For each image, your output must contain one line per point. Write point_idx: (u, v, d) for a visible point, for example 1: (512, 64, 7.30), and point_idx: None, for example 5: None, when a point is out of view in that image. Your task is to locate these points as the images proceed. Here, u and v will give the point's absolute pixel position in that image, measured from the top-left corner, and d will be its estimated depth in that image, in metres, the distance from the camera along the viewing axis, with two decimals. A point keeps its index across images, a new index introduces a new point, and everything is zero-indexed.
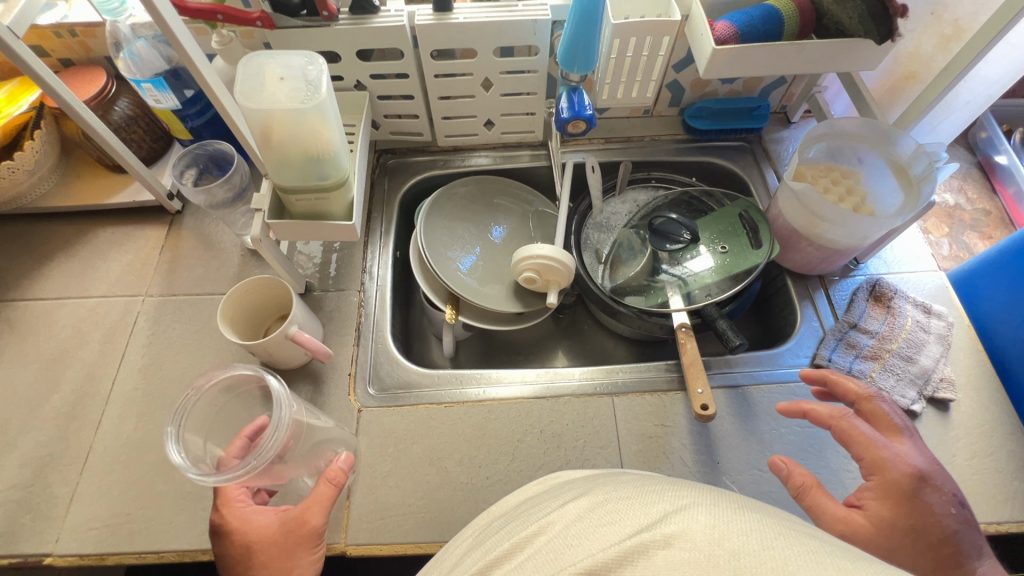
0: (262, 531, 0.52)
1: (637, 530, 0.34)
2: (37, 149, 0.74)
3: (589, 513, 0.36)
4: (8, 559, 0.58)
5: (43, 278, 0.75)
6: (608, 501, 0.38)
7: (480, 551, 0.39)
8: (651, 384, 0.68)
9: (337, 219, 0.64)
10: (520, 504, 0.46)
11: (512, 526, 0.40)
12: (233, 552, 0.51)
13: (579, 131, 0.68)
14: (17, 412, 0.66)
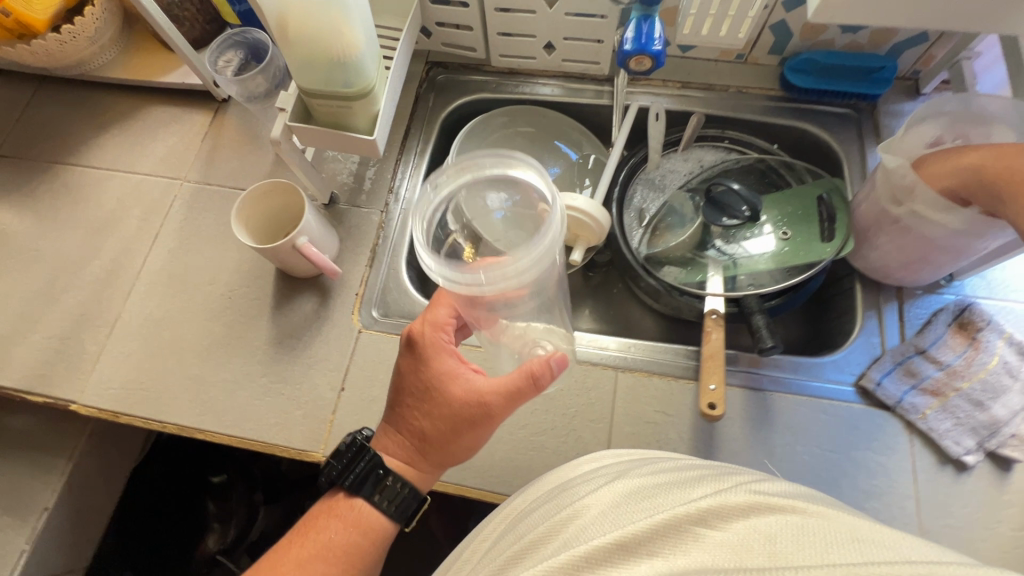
0: (453, 404, 0.51)
1: (673, 509, 0.40)
2: (97, 16, 0.75)
3: (627, 502, 0.42)
4: (44, 397, 0.65)
5: (99, 148, 0.78)
6: (646, 492, 0.43)
7: (515, 534, 0.45)
8: (662, 368, 0.63)
9: (359, 132, 0.60)
10: (521, 497, 0.51)
11: (547, 507, 0.46)
12: (428, 391, 0.52)
13: (644, 69, 0.58)
14: (65, 269, 0.71)
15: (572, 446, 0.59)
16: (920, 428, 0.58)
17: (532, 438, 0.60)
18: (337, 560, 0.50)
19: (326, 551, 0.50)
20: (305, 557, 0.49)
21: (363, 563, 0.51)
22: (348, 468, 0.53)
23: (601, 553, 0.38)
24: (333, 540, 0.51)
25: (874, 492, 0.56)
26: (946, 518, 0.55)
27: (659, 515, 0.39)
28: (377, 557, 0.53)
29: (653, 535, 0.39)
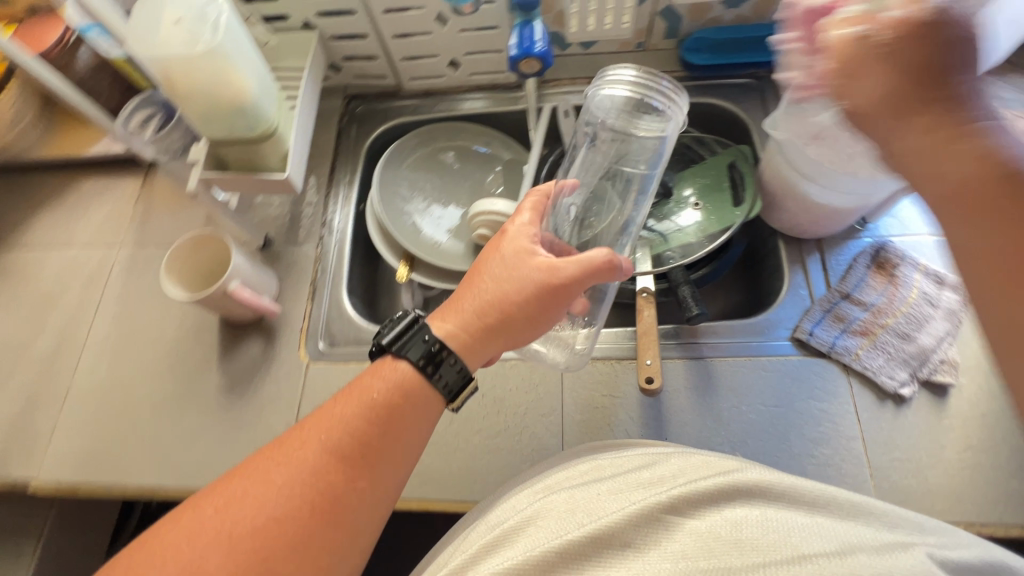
0: (526, 268, 0.52)
1: (650, 499, 0.41)
2: (12, 102, 0.76)
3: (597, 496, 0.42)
4: (2, 482, 0.65)
5: (33, 227, 0.79)
6: (622, 483, 0.44)
7: (485, 526, 0.44)
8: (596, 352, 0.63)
9: (273, 172, 0.61)
10: (488, 495, 0.50)
11: (516, 501, 0.46)
12: (504, 255, 0.54)
13: (534, 70, 0.60)
14: (10, 352, 0.71)
15: (527, 443, 0.60)
16: (856, 369, 0.59)
17: (487, 443, 0.61)
18: (372, 419, 0.47)
19: (382, 394, 0.48)
20: (358, 403, 0.47)
21: (414, 410, 0.48)
22: (400, 338, 0.50)
23: (575, 547, 0.40)
24: (387, 389, 0.48)
25: (821, 439, 0.57)
26: (893, 453, 0.56)
27: (636, 507, 0.41)
28: (432, 405, 0.50)
29: (629, 527, 0.40)
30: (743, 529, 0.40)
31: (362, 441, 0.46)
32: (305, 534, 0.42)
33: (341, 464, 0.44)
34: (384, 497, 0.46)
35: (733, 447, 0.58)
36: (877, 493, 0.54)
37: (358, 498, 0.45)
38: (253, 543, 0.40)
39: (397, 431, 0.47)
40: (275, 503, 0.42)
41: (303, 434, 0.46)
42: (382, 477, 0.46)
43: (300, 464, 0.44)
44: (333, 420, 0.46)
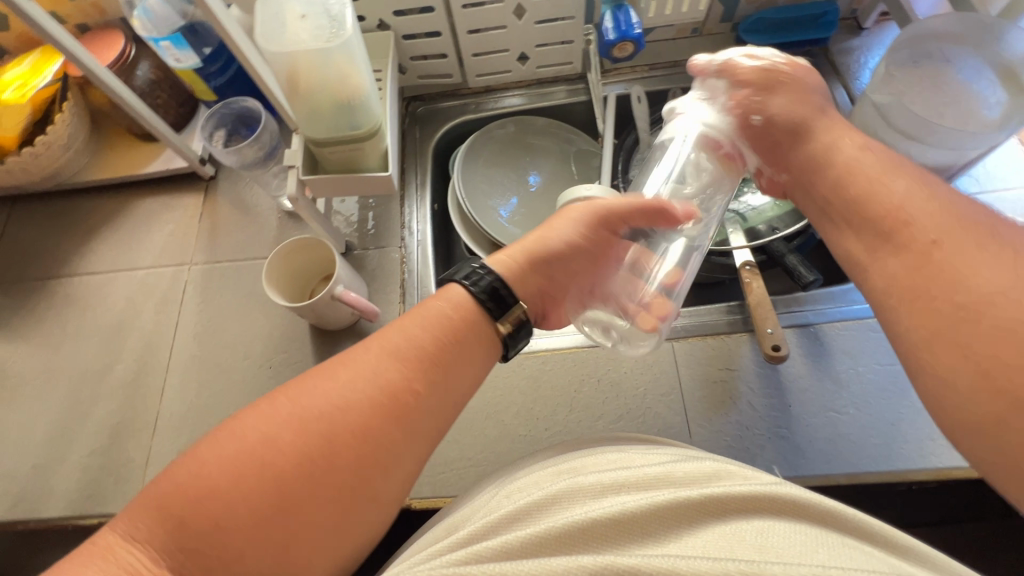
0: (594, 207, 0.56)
1: (687, 492, 0.38)
2: (68, 121, 0.73)
3: (633, 488, 0.39)
4: (99, 518, 0.61)
5: (91, 253, 0.75)
6: (665, 473, 0.40)
7: (499, 502, 0.42)
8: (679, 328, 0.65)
9: (373, 171, 0.60)
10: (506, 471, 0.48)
11: (537, 481, 0.43)
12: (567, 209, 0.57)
13: (627, 54, 0.61)
14: (87, 383, 0.68)
15: (652, 424, 0.60)
16: None
17: (611, 427, 0.60)
18: (430, 331, 0.45)
19: (430, 322, 0.46)
20: (406, 327, 0.45)
21: (458, 342, 0.46)
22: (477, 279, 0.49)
23: (597, 531, 0.37)
24: (434, 313, 0.46)
25: None
26: None
27: (664, 498, 0.38)
28: (475, 341, 0.47)
29: (646, 514, 0.38)
30: (772, 537, 0.36)
31: (406, 365, 0.43)
32: (339, 457, 0.38)
33: (383, 388, 0.41)
34: (423, 436, 0.42)
35: (857, 409, 0.59)
36: None
37: (396, 426, 0.41)
38: (290, 450, 0.37)
39: (442, 362, 0.44)
40: (315, 419, 0.39)
41: (361, 348, 0.44)
42: (423, 412, 0.42)
43: (345, 379, 0.41)
44: (392, 336, 0.45)
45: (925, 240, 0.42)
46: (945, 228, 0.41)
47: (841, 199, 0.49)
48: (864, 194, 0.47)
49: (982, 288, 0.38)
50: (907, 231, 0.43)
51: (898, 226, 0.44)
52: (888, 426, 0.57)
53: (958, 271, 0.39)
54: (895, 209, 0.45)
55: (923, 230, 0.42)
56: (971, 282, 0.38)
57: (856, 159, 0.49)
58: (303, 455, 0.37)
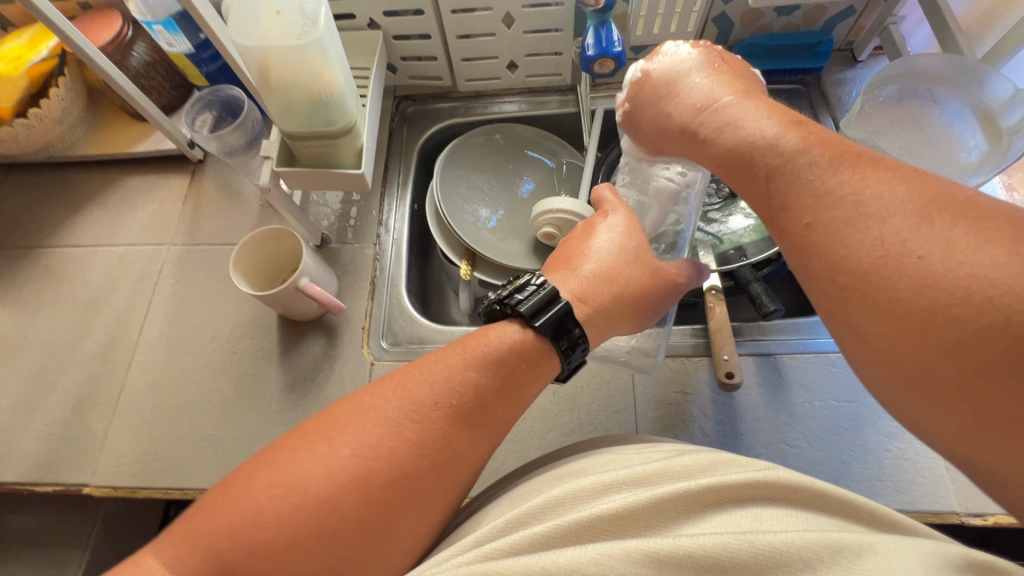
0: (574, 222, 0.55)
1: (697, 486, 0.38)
2: (63, 97, 0.75)
3: (632, 484, 0.39)
4: (53, 486, 0.62)
5: (76, 226, 0.77)
6: (667, 474, 0.39)
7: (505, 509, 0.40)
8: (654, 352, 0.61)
9: (346, 167, 0.60)
10: (500, 483, 0.47)
11: (534, 486, 0.42)
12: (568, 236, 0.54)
13: (607, 71, 0.62)
14: (58, 353, 0.69)
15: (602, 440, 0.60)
16: None
17: (562, 440, 0.60)
18: (483, 366, 0.43)
19: (471, 359, 0.43)
20: (440, 364, 0.43)
21: (513, 373, 0.44)
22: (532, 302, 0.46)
23: (605, 524, 0.36)
24: (489, 350, 0.44)
25: (895, 433, 0.58)
26: None
27: (667, 489, 0.37)
28: (546, 369, 0.46)
29: (648, 512, 0.37)
30: (766, 522, 0.36)
31: (445, 405, 0.41)
32: (363, 494, 0.37)
33: (426, 431, 0.40)
34: (463, 470, 0.41)
35: (809, 443, 0.58)
36: (954, 486, 0.55)
37: (435, 469, 0.39)
38: (346, 476, 0.37)
39: (491, 398, 0.43)
40: (358, 466, 0.38)
41: (390, 388, 0.42)
42: (461, 442, 0.41)
43: (378, 418, 0.40)
44: (433, 372, 0.43)
45: (799, 224, 0.37)
46: (826, 205, 0.36)
47: (750, 175, 0.41)
48: (756, 166, 0.41)
49: (855, 267, 0.34)
50: (790, 220, 0.38)
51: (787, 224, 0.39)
52: (838, 463, 0.57)
53: (835, 246, 0.35)
54: (780, 192, 0.39)
55: (800, 211, 0.37)
56: (845, 259, 0.34)
57: (733, 126, 0.43)
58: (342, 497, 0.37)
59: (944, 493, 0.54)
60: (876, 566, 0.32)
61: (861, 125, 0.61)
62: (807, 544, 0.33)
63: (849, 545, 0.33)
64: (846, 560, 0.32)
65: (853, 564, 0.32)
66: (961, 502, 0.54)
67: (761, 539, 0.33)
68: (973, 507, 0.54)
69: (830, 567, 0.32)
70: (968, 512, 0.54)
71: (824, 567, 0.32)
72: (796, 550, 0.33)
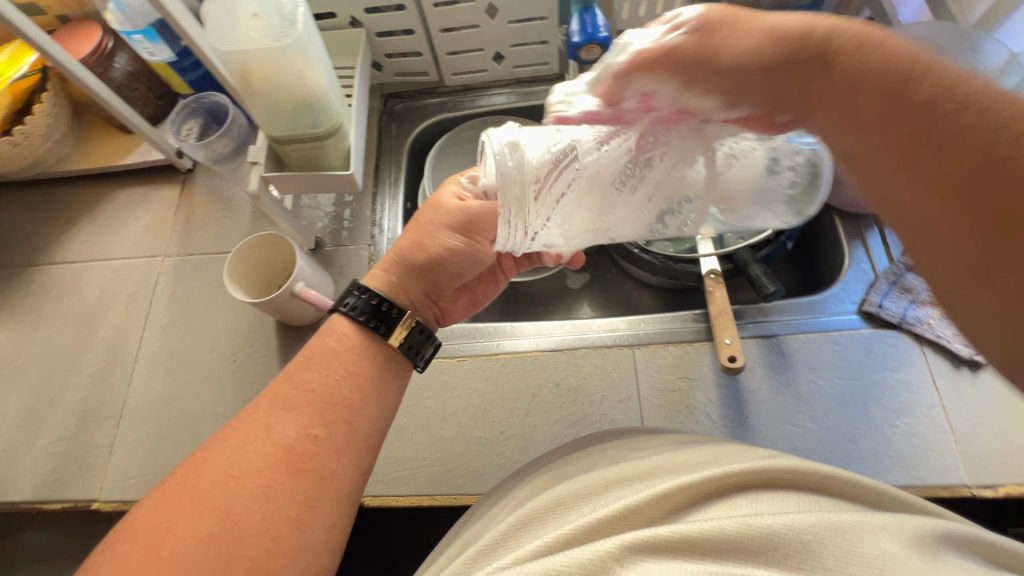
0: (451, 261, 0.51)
1: (675, 481, 0.37)
2: (48, 112, 0.74)
3: (628, 484, 0.38)
4: (62, 503, 0.62)
5: (68, 243, 0.77)
6: (660, 473, 0.38)
7: (510, 502, 0.41)
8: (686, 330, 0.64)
9: (335, 170, 0.60)
10: (501, 484, 0.47)
11: (540, 479, 0.42)
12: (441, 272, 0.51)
13: (595, 57, 0.62)
14: (58, 370, 0.69)
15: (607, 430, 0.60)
16: (930, 338, 0.60)
17: (566, 432, 0.60)
18: (328, 373, 0.45)
19: (320, 368, 0.45)
20: (300, 380, 0.44)
21: (355, 375, 0.46)
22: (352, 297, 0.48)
23: (608, 525, 0.36)
24: (327, 355, 0.46)
25: (902, 409, 0.57)
26: (975, 419, 0.56)
27: (661, 485, 0.37)
28: (376, 372, 0.47)
29: (649, 507, 0.36)
30: (767, 506, 0.35)
31: (297, 414, 0.42)
32: (246, 527, 0.38)
33: (281, 446, 0.41)
34: (339, 472, 0.42)
35: (815, 423, 0.58)
36: (964, 459, 0.54)
37: (303, 476, 0.41)
38: (217, 500, 0.38)
39: (345, 405, 0.44)
40: (215, 497, 0.38)
41: (257, 413, 0.43)
42: (331, 453, 0.42)
43: (249, 443, 0.41)
44: (297, 389, 0.44)
45: (997, 153, 0.28)
46: (989, 125, 0.28)
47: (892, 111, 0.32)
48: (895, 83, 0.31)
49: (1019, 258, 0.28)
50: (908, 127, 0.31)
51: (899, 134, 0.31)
52: (846, 442, 0.57)
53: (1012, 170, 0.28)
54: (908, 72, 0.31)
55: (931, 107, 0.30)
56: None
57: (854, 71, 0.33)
58: (219, 527, 0.37)
59: (952, 466, 0.54)
60: (873, 549, 0.31)
61: None
62: (810, 527, 0.32)
63: (849, 530, 0.32)
64: (844, 542, 0.31)
65: (854, 551, 0.31)
66: (970, 474, 0.54)
67: (761, 522, 0.33)
68: (981, 479, 0.53)
69: (829, 554, 0.31)
70: (977, 484, 0.53)
71: (826, 553, 0.31)
72: (798, 534, 0.32)
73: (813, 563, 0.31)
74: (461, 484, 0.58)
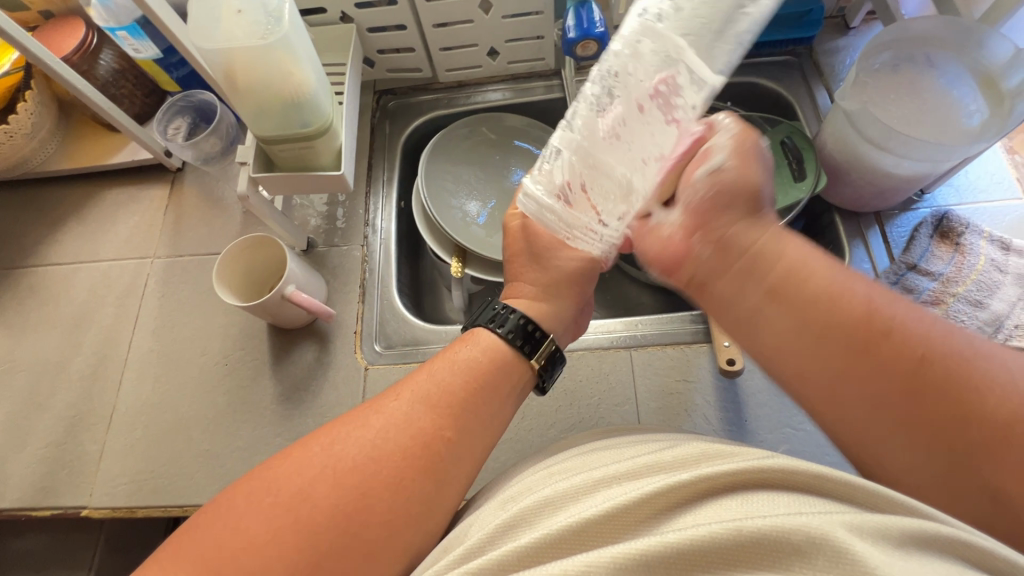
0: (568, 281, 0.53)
1: (664, 480, 0.36)
2: (31, 111, 0.73)
3: (620, 483, 0.37)
4: (52, 510, 0.61)
5: (56, 245, 0.75)
6: (650, 473, 0.38)
7: (494, 510, 0.40)
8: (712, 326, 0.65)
9: (326, 169, 0.59)
10: (489, 488, 0.46)
11: (530, 482, 0.41)
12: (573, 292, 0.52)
13: (590, 53, 0.60)
14: (46, 374, 0.68)
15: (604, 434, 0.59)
16: None
17: (562, 436, 0.59)
18: (462, 374, 0.44)
19: (452, 367, 0.44)
20: (434, 372, 0.44)
21: (498, 384, 0.45)
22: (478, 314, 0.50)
23: (595, 527, 0.35)
24: (459, 360, 0.45)
25: None
26: None
27: (650, 484, 0.36)
28: (509, 391, 0.46)
29: (637, 508, 0.35)
30: (761, 508, 0.34)
31: (434, 412, 0.41)
32: (372, 513, 0.37)
33: (414, 439, 0.40)
34: (456, 483, 0.41)
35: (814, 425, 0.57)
36: None
37: (430, 478, 0.39)
38: (355, 479, 0.37)
39: (475, 413, 0.43)
40: (341, 468, 0.38)
41: (391, 396, 0.42)
42: (458, 459, 0.41)
43: (376, 429, 0.40)
44: (427, 382, 0.43)
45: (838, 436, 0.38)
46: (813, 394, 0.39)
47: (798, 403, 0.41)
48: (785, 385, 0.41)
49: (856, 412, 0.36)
50: (857, 335, 0.36)
51: (850, 337, 0.36)
52: None
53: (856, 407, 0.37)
54: (868, 312, 0.36)
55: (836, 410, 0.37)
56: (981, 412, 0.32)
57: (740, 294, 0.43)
58: (342, 504, 0.36)
59: None
60: (862, 553, 0.29)
61: (858, 95, 0.59)
62: (796, 529, 0.31)
63: (839, 532, 0.30)
64: (831, 548, 0.30)
65: (843, 555, 0.29)
66: None
67: (750, 524, 0.31)
68: None
69: (818, 556, 0.30)
70: None
71: (813, 556, 0.30)
72: (785, 535, 0.31)
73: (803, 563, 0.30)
74: None
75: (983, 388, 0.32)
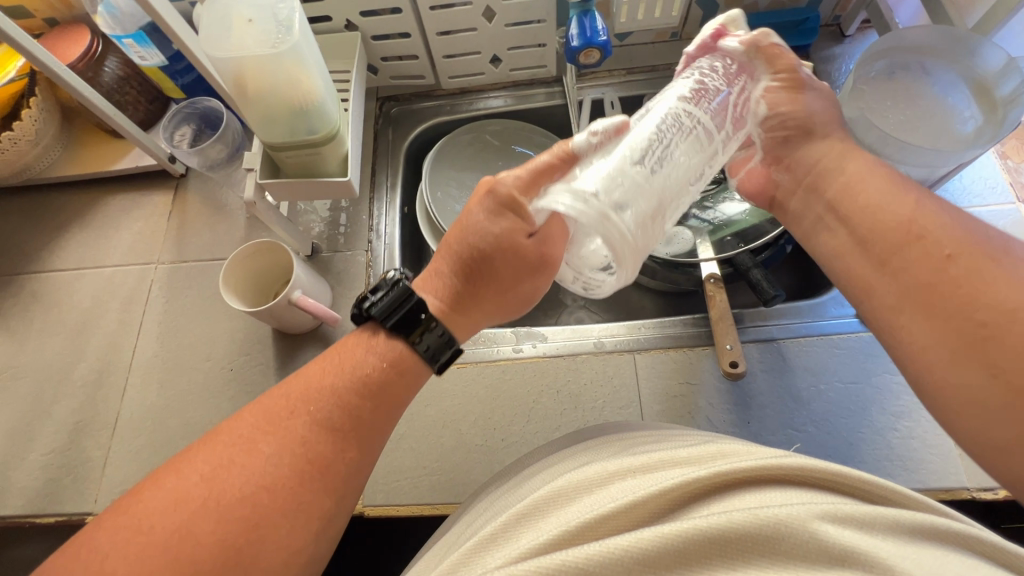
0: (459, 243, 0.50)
1: (680, 476, 0.36)
2: (35, 117, 0.73)
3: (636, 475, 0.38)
4: (57, 517, 0.61)
5: (59, 251, 0.75)
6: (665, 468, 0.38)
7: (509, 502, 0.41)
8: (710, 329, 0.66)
9: (333, 175, 0.59)
10: (509, 474, 0.47)
11: (549, 470, 0.42)
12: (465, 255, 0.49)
13: (593, 61, 0.61)
14: (50, 381, 0.68)
15: None
16: None
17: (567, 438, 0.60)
18: (359, 390, 0.45)
19: (344, 371, 0.46)
20: (311, 382, 0.45)
21: (395, 390, 0.47)
22: (381, 303, 0.47)
23: (617, 521, 0.35)
24: (360, 368, 0.46)
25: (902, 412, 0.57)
26: None
27: (666, 480, 0.36)
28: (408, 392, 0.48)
29: (653, 502, 0.35)
30: (772, 502, 0.34)
31: (331, 433, 0.43)
32: (248, 526, 0.39)
33: (302, 454, 0.42)
34: (350, 486, 0.44)
35: (815, 427, 0.58)
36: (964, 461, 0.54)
37: (312, 483, 0.42)
38: (242, 497, 0.39)
39: (360, 418, 0.45)
40: (220, 481, 0.40)
41: (278, 408, 0.44)
42: (349, 468, 0.44)
43: (264, 450, 0.41)
44: (319, 390, 0.45)
45: (942, 259, 0.41)
46: (929, 235, 0.42)
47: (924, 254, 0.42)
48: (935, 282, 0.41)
49: (1003, 304, 0.37)
50: (917, 245, 0.43)
51: (909, 235, 0.43)
52: (846, 446, 0.57)
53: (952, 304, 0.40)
54: (908, 221, 0.44)
55: (940, 246, 0.42)
56: (988, 297, 0.38)
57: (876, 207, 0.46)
58: (228, 522, 0.38)
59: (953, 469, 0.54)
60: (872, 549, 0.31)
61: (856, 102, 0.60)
62: (812, 520, 0.31)
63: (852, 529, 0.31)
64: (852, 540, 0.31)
65: (852, 548, 0.30)
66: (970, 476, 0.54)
67: (767, 514, 0.32)
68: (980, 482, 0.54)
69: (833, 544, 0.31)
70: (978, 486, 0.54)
71: (830, 545, 0.31)
72: (801, 524, 0.31)
73: (820, 555, 0.31)
74: (461, 492, 0.58)
75: (1009, 297, 0.37)
